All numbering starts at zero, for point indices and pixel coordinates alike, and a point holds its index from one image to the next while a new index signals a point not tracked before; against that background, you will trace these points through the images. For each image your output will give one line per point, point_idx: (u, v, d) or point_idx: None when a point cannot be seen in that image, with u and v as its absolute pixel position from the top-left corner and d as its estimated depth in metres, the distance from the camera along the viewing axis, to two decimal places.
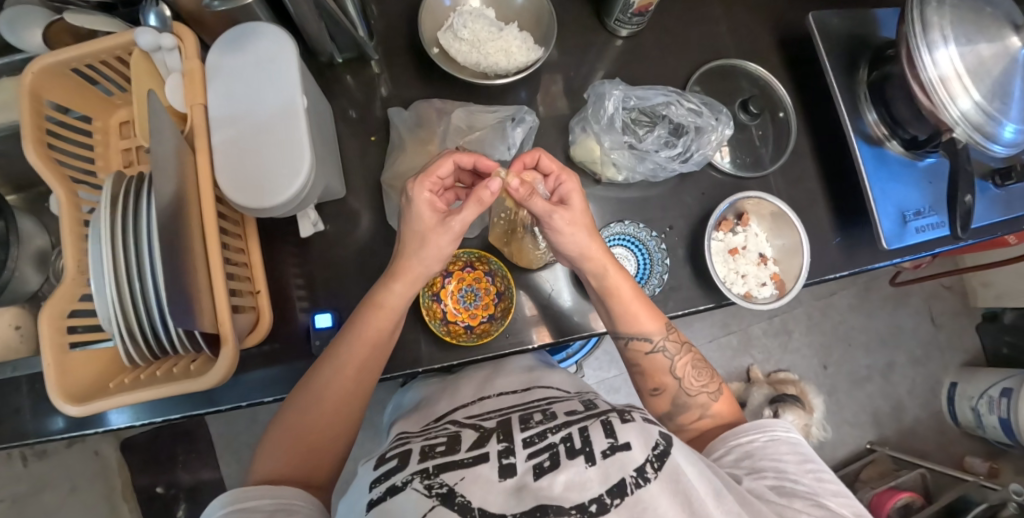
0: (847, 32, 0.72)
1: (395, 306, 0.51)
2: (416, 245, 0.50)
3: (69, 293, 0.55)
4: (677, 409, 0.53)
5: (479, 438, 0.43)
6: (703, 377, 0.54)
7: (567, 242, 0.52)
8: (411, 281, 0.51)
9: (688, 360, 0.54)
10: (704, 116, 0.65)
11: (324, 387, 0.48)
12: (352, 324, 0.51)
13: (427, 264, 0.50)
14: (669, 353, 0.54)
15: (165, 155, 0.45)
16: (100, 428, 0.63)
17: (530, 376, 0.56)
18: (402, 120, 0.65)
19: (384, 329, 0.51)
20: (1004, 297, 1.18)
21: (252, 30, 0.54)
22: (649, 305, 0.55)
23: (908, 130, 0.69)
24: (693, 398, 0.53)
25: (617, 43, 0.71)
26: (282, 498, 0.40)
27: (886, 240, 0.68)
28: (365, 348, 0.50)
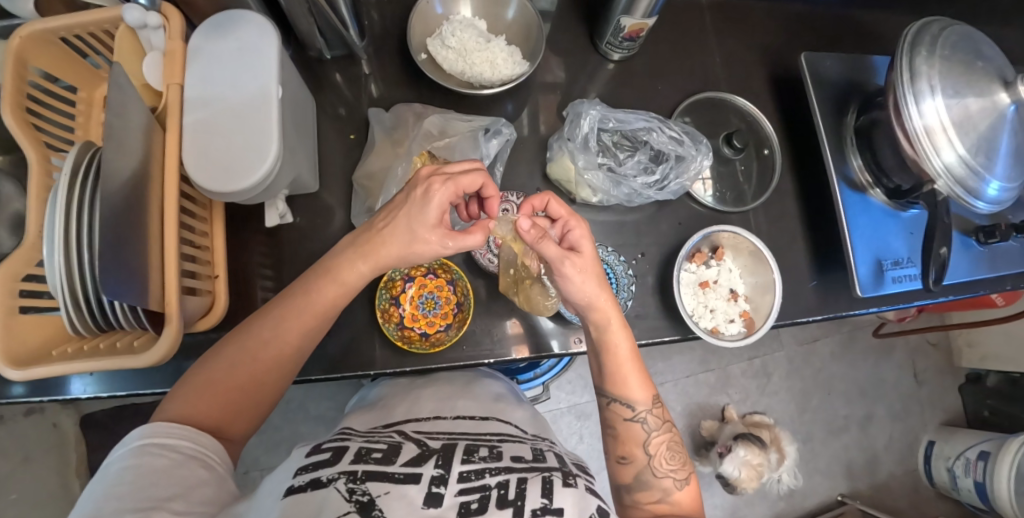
0: (838, 76, 0.72)
1: (351, 284, 0.48)
2: (405, 240, 0.46)
3: (26, 257, 0.55)
4: (637, 485, 0.49)
5: (418, 456, 0.41)
6: (675, 461, 0.50)
7: (577, 290, 0.49)
8: (377, 264, 0.47)
9: (664, 440, 0.51)
10: (685, 145, 0.65)
11: (258, 345, 0.45)
12: (301, 286, 0.47)
13: (397, 257, 0.47)
14: (647, 426, 0.51)
15: (126, 128, 0.45)
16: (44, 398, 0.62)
17: (495, 407, 0.55)
18: (380, 120, 0.65)
19: (335, 303, 0.48)
20: (988, 358, 1.16)
21: (239, 17, 0.54)
22: (644, 373, 0.52)
23: (892, 179, 0.69)
24: (658, 480, 0.49)
25: (608, 66, 0.72)
26: (199, 445, 0.39)
27: (861, 288, 0.67)
28: (310, 316, 0.47)
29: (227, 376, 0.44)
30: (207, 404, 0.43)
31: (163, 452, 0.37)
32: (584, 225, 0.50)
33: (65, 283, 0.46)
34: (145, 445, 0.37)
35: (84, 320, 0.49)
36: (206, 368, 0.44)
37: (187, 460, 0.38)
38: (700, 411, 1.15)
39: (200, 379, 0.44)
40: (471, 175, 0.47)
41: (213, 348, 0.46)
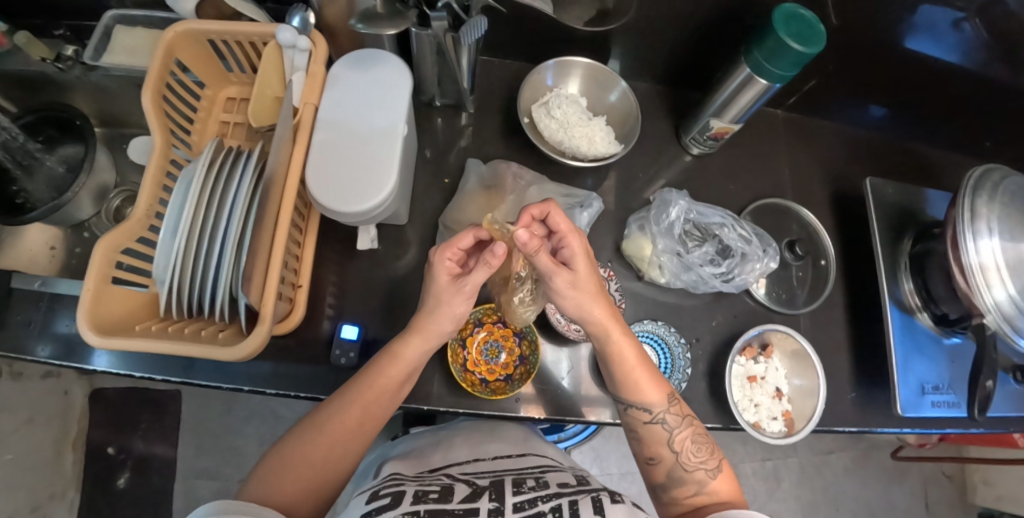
0: (899, 203, 0.77)
1: (410, 360, 0.52)
2: (431, 307, 0.52)
3: (131, 231, 0.57)
4: (671, 483, 0.50)
5: (471, 494, 0.44)
6: (702, 453, 0.50)
7: (569, 305, 0.51)
8: (427, 337, 0.53)
9: (688, 435, 0.51)
10: (752, 245, 0.69)
11: (325, 424, 0.50)
12: (367, 369, 0.52)
13: (442, 324, 0.52)
14: (668, 425, 0.51)
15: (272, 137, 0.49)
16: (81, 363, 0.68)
17: (524, 444, 0.60)
18: (478, 172, 0.69)
19: (398, 378, 0.52)
20: (1003, 500, 1.14)
21: (378, 56, 0.59)
22: (657, 374, 0.53)
23: (940, 307, 0.72)
24: (690, 474, 0.50)
25: (686, 158, 0.77)
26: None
27: (902, 407, 0.69)
28: (375, 394, 0.51)
29: (306, 456, 0.49)
30: (287, 485, 0.47)
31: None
32: (573, 235, 0.50)
33: (179, 264, 0.48)
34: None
35: (180, 305, 0.51)
36: (285, 452, 0.49)
37: None
38: None
39: (284, 461, 0.48)
40: (465, 235, 0.52)
41: (291, 433, 0.51)
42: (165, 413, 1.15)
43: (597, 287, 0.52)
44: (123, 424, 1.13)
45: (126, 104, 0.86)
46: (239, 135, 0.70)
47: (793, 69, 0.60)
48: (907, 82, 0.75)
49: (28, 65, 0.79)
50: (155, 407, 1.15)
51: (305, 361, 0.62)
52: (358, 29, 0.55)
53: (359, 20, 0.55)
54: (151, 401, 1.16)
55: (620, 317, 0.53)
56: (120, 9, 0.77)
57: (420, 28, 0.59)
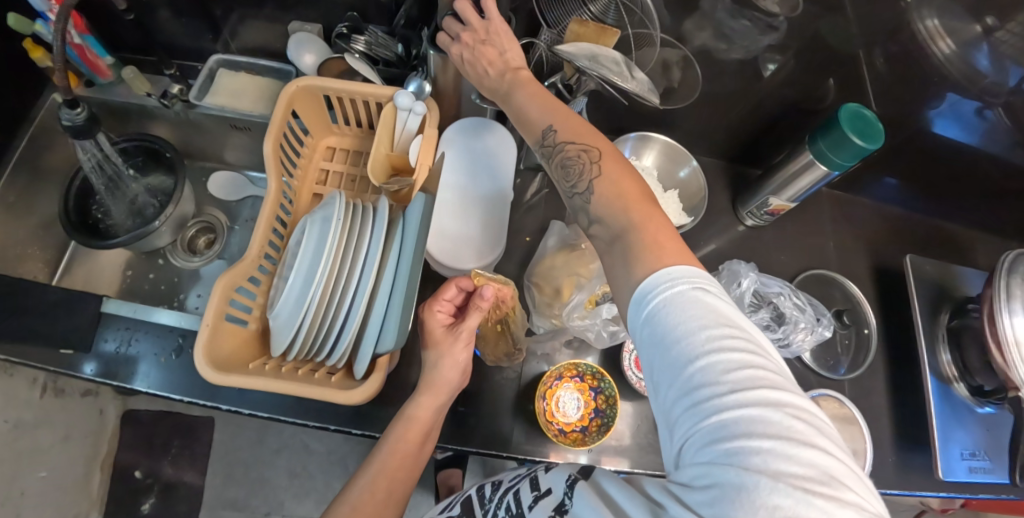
0: (935, 280, 0.83)
1: (428, 417, 0.55)
2: (433, 362, 0.55)
3: (245, 270, 0.61)
4: (573, 210, 0.49)
5: None
6: (576, 175, 0.47)
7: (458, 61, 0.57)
8: (437, 394, 0.55)
9: (561, 157, 0.48)
10: (806, 313, 0.74)
11: (357, 493, 0.52)
12: (388, 433, 0.54)
13: (451, 378, 0.55)
14: (545, 153, 0.50)
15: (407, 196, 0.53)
16: (121, 383, 0.69)
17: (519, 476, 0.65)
18: (561, 232, 0.72)
19: (417, 438, 0.54)
20: None
21: (485, 126, 0.69)
22: (547, 101, 0.51)
23: (975, 378, 0.77)
24: (573, 200, 0.48)
25: (740, 227, 0.84)
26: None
27: (943, 471, 0.73)
28: (399, 458, 0.53)
29: None
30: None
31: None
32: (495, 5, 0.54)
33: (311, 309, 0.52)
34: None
35: (302, 347, 0.55)
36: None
37: None
38: None
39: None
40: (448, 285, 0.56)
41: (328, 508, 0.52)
42: (196, 439, 1.14)
43: (498, 57, 0.54)
44: (154, 447, 1.12)
45: (213, 141, 0.91)
46: (340, 183, 0.76)
47: (851, 160, 0.66)
48: (940, 170, 0.82)
49: (129, 98, 0.84)
50: (187, 432, 1.15)
51: (389, 403, 0.66)
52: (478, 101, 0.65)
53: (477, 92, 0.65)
54: (183, 426, 1.15)
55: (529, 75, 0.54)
56: (223, 54, 0.84)
57: None
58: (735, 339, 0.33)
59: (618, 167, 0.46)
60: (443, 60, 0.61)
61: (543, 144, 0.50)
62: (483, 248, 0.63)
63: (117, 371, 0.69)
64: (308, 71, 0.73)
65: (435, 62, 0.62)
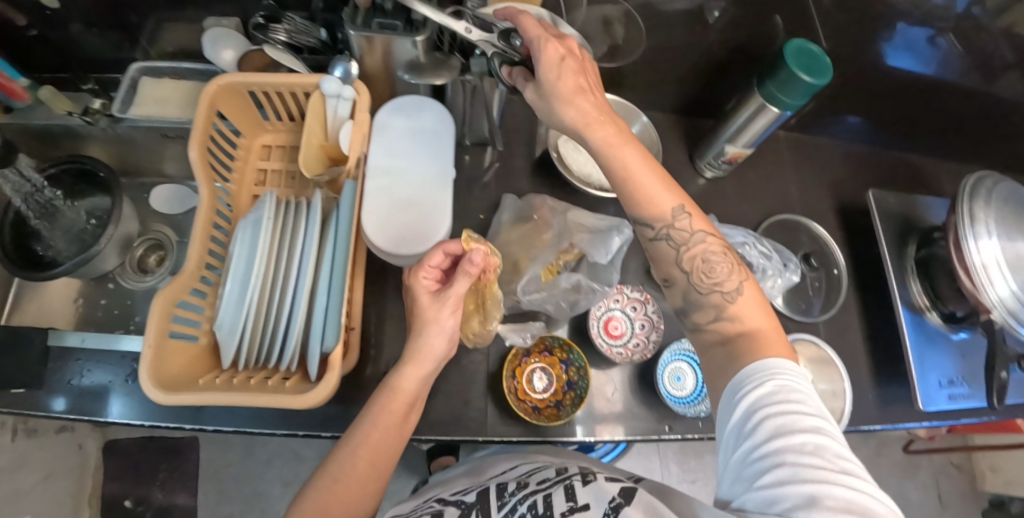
0: (900, 212, 0.82)
1: (411, 389, 0.52)
2: (419, 329, 0.52)
3: (184, 284, 0.58)
4: (692, 306, 0.48)
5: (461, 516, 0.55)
6: (719, 274, 0.47)
7: (564, 109, 0.51)
8: (419, 364, 0.52)
9: (702, 250, 0.48)
10: (773, 261, 0.73)
11: (335, 469, 0.49)
12: (369, 406, 0.52)
13: (435, 346, 0.52)
14: (677, 240, 0.48)
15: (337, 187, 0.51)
16: (95, 417, 0.66)
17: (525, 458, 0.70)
18: (513, 206, 0.70)
19: (400, 414, 0.52)
20: (1011, 485, 1.15)
21: (421, 103, 0.62)
22: (664, 179, 0.49)
23: (947, 305, 0.77)
24: (707, 296, 0.47)
25: (700, 181, 0.82)
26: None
27: (922, 402, 0.73)
28: (380, 433, 0.51)
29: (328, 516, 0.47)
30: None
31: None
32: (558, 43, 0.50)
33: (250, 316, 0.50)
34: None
35: (250, 356, 0.53)
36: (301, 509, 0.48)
37: None
38: None
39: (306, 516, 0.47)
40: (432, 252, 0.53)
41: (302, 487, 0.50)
42: (183, 461, 1.12)
43: (578, 74, 0.51)
44: (140, 475, 1.10)
45: (149, 154, 0.86)
46: (279, 182, 0.72)
47: (802, 99, 0.65)
48: (896, 100, 0.81)
49: (50, 119, 0.79)
50: (174, 455, 1.12)
51: (360, 401, 0.65)
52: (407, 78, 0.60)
53: (407, 70, 0.60)
54: (168, 449, 1.12)
55: (629, 135, 0.51)
56: (146, 61, 0.79)
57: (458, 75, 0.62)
58: (827, 435, 0.35)
59: (705, 224, 0.48)
60: (368, 40, 0.57)
61: (673, 224, 0.48)
62: (424, 230, 0.57)
63: (86, 406, 0.67)
64: (229, 67, 0.68)
65: (358, 42, 0.58)
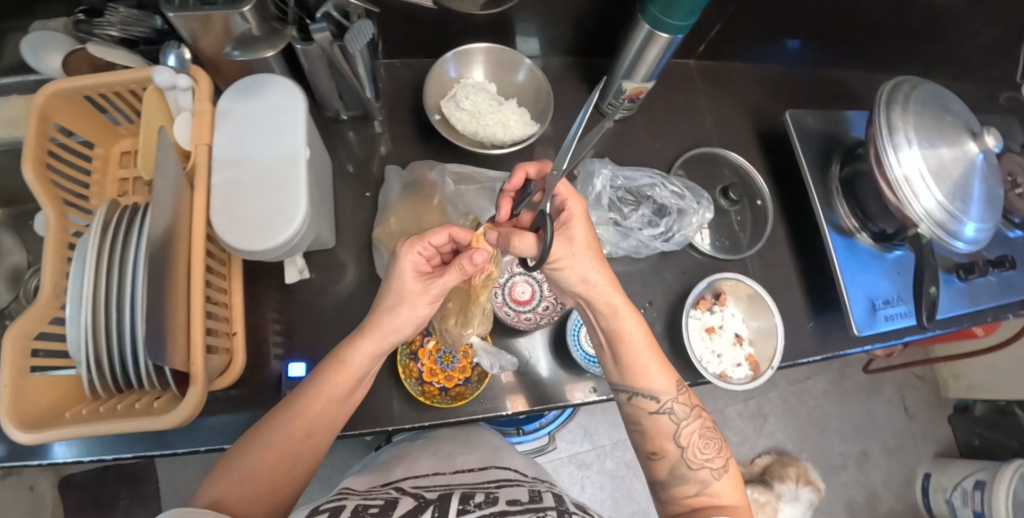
0: (821, 131, 0.78)
1: (360, 364, 0.51)
2: (392, 303, 0.51)
3: (40, 315, 0.53)
4: (673, 480, 0.49)
5: (414, 509, 0.46)
6: (709, 450, 0.50)
7: (567, 275, 0.52)
8: (377, 339, 0.51)
9: (696, 428, 0.51)
10: (686, 199, 0.69)
11: (272, 432, 0.48)
12: (316, 376, 0.51)
13: (396, 324, 0.51)
14: (677, 416, 0.51)
15: (163, 189, 0.48)
16: (41, 461, 0.59)
17: (493, 455, 0.62)
18: (397, 176, 0.68)
19: (345, 386, 0.51)
20: (974, 389, 1.20)
21: (266, 82, 0.58)
22: (663, 360, 0.52)
23: (876, 224, 0.73)
24: (695, 472, 0.49)
25: (608, 125, 0.76)
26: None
27: (857, 327, 0.70)
28: (322, 404, 0.49)
29: (253, 478, 0.45)
30: (238, 499, 0.44)
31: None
32: (574, 198, 0.51)
33: (90, 341, 0.46)
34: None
35: (102, 380, 0.50)
36: (229, 469, 0.46)
37: None
38: None
39: (235, 475, 0.45)
40: (439, 231, 0.52)
41: (234, 446, 0.48)
42: (144, 485, 1.10)
43: (572, 240, 0.51)
44: (103, 505, 1.08)
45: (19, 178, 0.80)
46: (144, 190, 0.67)
47: (690, 18, 0.59)
48: (820, 16, 0.75)
49: None
50: (133, 481, 1.11)
51: (266, 408, 0.62)
52: (236, 56, 0.57)
53: (235, 45, 0.57)
54: (127, 476, 1.11)
55: (634, 310, 0.53)
56: None
57: (303, 43, 0.57)
58: None
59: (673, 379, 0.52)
60: (198, 21, 0.52)
61: (660, 408, 0.51)
62: (275, 220, 0.52)
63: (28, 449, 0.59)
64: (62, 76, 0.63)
65: (182, 24, 0.53)
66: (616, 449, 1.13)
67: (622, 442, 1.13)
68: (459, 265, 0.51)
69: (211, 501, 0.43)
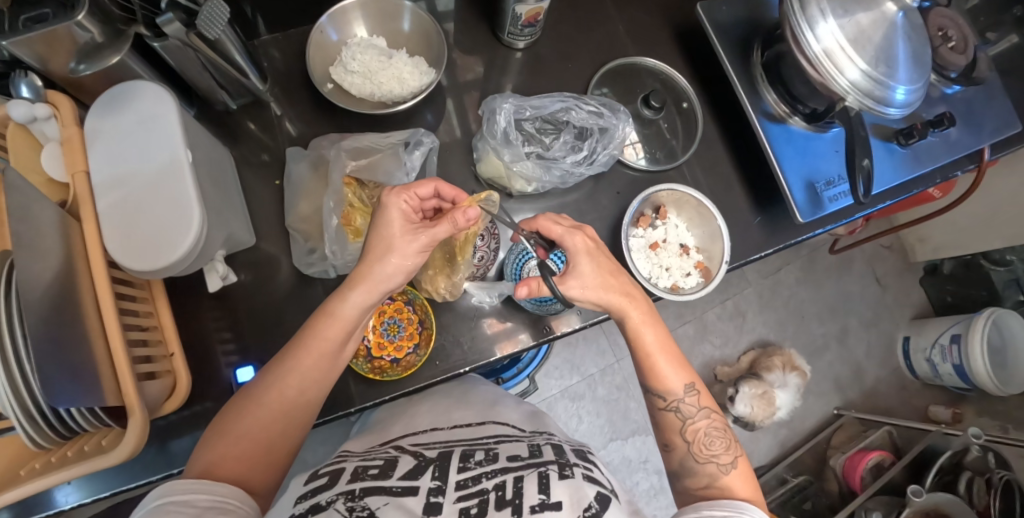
0: (737, 19, 0.73)
1: (348, 317, 0.50)
2: (381, 252, 0.50)
3: None
4: (684, 472, 0.53)
5: (415, 468, 0.45)
6: (717, 446, 0.52)
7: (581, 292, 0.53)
8: (369, 290, 0.50)
9: (703, 427, 0.53)
10: (605, 116, 0.67)
11: (266, 392, 0.48)
12: (305, 330, 0.50)
13: (387, 274, 0.50)
14: (683, 414, 0.54)
15: (33, 234, 0.43)
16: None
17: (490, 410, 0.60)
18: (301, 159, 0.66)
19: (335, 339, 0.50)
20: (941, 249, 1.29)
21: (130, 90, 0.53)
22: (677, 360, 0.55)
23: (807, 104, 0.70)
24: (702, 466, 0.51)
25: (516, 55, 0.73)
26: (218, 495, 0.41)
27: (800, 213, 0.69)
28: (314, 359, 0.49)
29: (245, 436, 0.46)
30: (231, 458, 0.44)
31: (183, 508, 0.38)
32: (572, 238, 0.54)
33: (12, 397, 0.42)
34: (164, 504, 0.38)
35: (42, 432, 0.47)
36: (222, 431, 0.46)
37: (207, 511, 0.39)
38: (702, 369, 1.27)
39: (230, 437, 0.45)
40: (426, 183, 0.54)
41: (228, 408, 0.48)
42: None
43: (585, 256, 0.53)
44: None
45: None
46: None
47: None
48: None
49: None
50: None
51: None
52: (82, 70, 0.52)
53: (78, 59, 0.52)
54: None
55: (653, 316, 0.55)
56: None
57: (158, 40, 0.52)
58: None
59: (689, 376, 0.55)
60: (43, 44, 0.48)
61: (675, 405, 0.54)
62: (173, 229, 0.51)
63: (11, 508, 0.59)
64: None
65: (26, 51, 0.48)
66: (604, 376, 1.24)
67: (607, 368, 1.24)
68: (451, 218, 0.52)
69: (203, 468, 0.43)
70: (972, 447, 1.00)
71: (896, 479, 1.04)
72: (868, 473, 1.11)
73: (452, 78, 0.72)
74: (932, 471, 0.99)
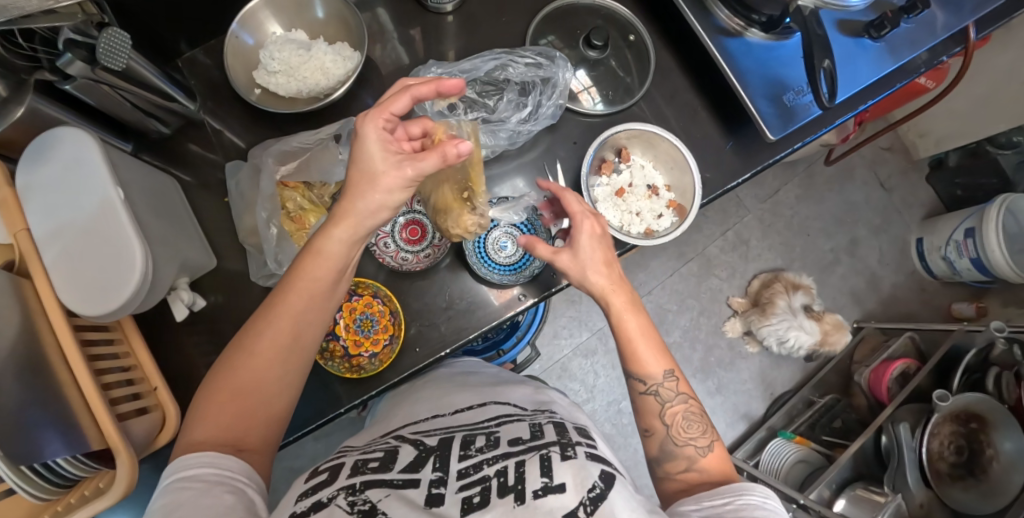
0: None
1: (335, 253, 0.47)
2: (365, 185, 0.46)
3: None
4: (664, 457, 0.50)
5: (416, 461, 0.43)
6: (694, 429, 0.51)
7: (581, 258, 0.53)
8: (353, 224, 0.46)
9: (680, 409, 0.51)
10: (544, 66, 0.64)
11: (255, 340, 0.45)
12: (293, 269, 0.47)
13: (371, 210, 0.46)
14: (663, 398, 0.51)
15: None
16: None
17: (489, 392, 0.58)
18: (241, 171, 0.65)
19: (324, 278, 0.47)
20: (942, 142, 1.22)
21: (54, 137, 0.52)
22: (658, 346, 0.53)
23: (761, 12, 0.63)
24: (680, 450, 0.50)
25: (447, 20, 0.69)
26: (227, 470, 0.39)
27: (767, 131, 0.65)
28: (305, 299, 0.46)
29: (235, 387, 0.44)
30: (229, 418, 0.43)
31: (188, 482, 0.38)
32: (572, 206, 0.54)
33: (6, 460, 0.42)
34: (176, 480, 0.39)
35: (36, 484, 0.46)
36: (214, 385, 0.44)
37: (212, 486, 0.38)
38: (712, 304, 1.25)
39: (224, 392, 0.44)
40: (398, 98, 0.47)
41: (218, 361, 0.46)
42: None
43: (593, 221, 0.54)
44: None
45: None
46: None
47: None
48: None
49: None
50: None
51: None
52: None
53: None
54: None
55: (636, 301, 0.53)
56: None
57: (68, 82, 0.51)
58: None
59: (666, 362, 0.52)
60: None
61: (654, 388, 0.51)
62: (122, 267, 0.51)
63: None
64: None
65: None
66: None
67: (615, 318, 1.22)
68: (440, 150, 0.46)
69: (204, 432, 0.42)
70: (997, 342, 0.94)
71: (923, 384, 1.01)
72: (895, 382, 1.08)
73: (387, 60, 0.69)
74: (958, 371, 0.96)
